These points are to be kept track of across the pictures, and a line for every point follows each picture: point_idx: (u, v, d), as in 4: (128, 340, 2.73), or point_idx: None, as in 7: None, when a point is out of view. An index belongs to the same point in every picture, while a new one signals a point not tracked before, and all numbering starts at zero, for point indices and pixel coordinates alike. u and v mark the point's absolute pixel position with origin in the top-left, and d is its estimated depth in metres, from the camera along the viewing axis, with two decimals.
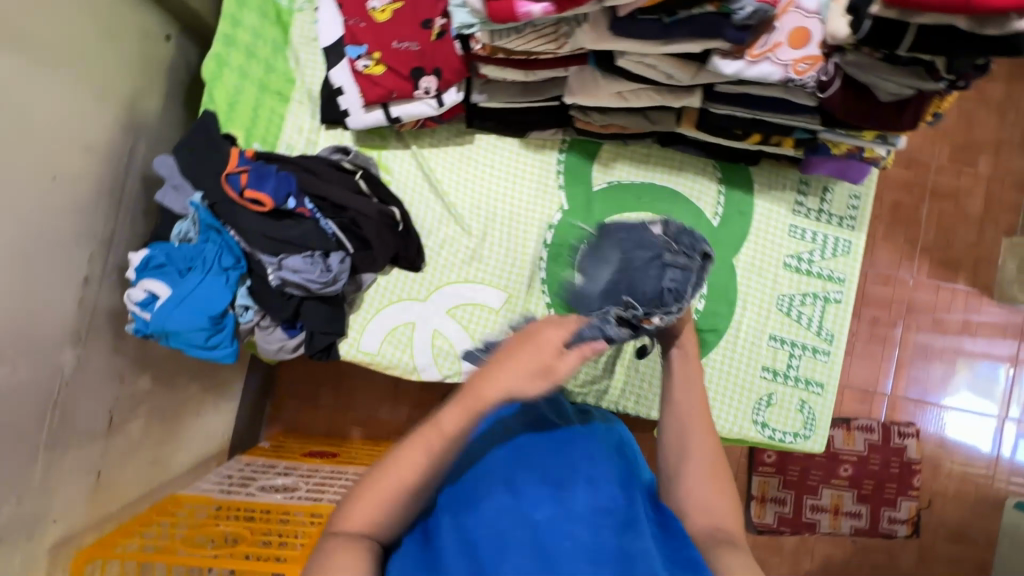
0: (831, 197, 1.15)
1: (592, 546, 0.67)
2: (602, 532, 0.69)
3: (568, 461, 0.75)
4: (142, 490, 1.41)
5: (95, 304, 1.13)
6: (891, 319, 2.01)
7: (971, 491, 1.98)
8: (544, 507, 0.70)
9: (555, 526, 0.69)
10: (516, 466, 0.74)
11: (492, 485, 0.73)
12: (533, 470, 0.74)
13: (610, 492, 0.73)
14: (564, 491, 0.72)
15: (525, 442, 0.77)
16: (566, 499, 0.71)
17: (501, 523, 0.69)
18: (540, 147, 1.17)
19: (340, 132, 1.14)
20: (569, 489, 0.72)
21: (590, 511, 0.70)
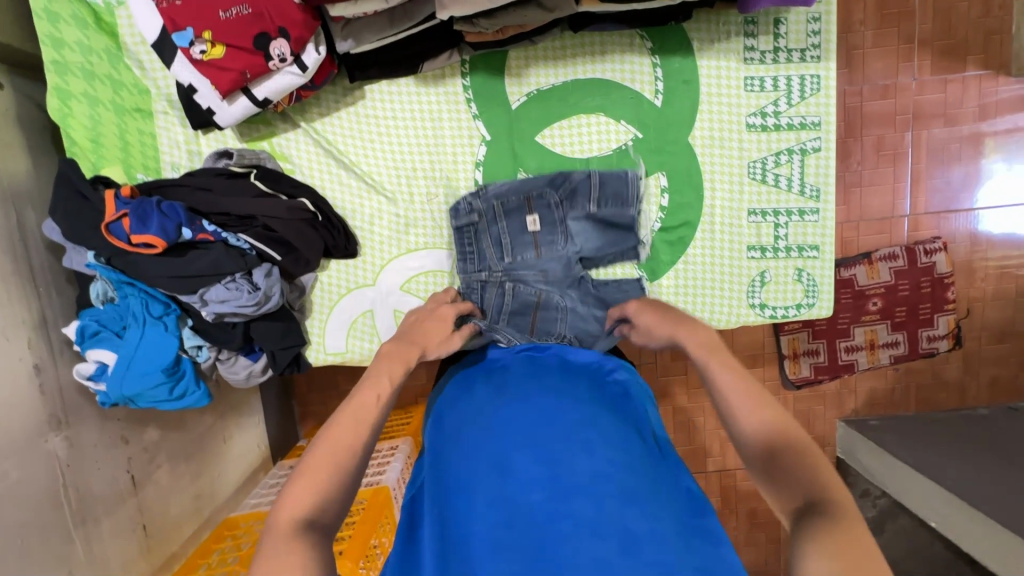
0: (786, 29, 0.97)
1: (593, 520, 0.58)
2: (605, 504, 0.60)
3: (559, 433, 0.69)
4: (195, 523, 1.49)
5: (59, 384, 1.12)
6: (897, 133, 1.81)
7: (1012, 286, 1.87)
8: (531, 491, 0.62)
9: (548, 506, 0.61)
10: (502, 449, 0.68)
11: (480, 474, 0.66)
12: (520, 454, 0.67)
13: (611, 461, 0.65)
14: (558, 466, 0.64)
15: (511, 423, 0.71)
16: (559, 473, 0.63)
17: (490, 514, 0.61)
18: (439, 78, 1.01)
19: (220, 133, 1.02)
20: (562, 464, 0.65)
21: (588, 481, 0.62)
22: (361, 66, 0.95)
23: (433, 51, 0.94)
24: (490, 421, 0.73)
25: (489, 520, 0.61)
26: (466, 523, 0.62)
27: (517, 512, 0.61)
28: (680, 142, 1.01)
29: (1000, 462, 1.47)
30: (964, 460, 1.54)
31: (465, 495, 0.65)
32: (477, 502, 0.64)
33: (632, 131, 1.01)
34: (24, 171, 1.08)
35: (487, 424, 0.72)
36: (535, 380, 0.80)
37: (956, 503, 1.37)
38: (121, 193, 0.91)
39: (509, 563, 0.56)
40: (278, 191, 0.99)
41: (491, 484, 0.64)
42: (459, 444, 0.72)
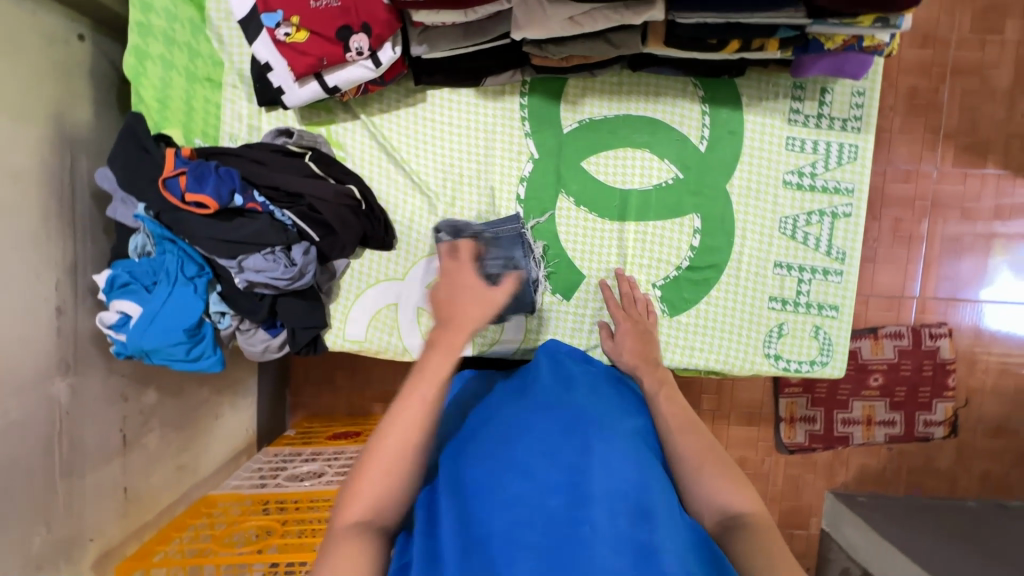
0: (831, 98, 1.02)
1: (613, 534, 0.60)
2: (625, 521, 0.62)
3: (581, 445, 0.70)
4: (174, 495, 1.46)
5: (76, 331, 1.12)
6: (915, 217, 1.87)
7: (1011, 382, 1.90)
8: (549, 495, 0.65)
9: (571, 515, 0.62)
10: (523, 455, 0.69)
11: (502, 477, 0.67)
12: (534, 457, 0.69)
13: (629, 478, 0.67)
14: (576, 475, 0.66)
15: (532, 432, 0.72)
16: (583, 486, 0.65)
17: (506, 513, 0.64)
18: (499, 94, 1.05)
19: (282, 113, 1.06)
20: (584, 473, 0.66)
21: (611, 495, 0.64)
22: (428, 71, 1.00)
23: (499, 68, 1.00)
24: (509, 429, 0.74)
25: (506, 519, 0.63)
26: (486, 523, 0.63)
27: (540, 515, 0.63)
28: (717, 188, 1.05)
29: (988, 558, 1.46)
30: (953, 550, 1.52)
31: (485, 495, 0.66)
32: (498, 503, 0.65)
33: (674, 171, 1.06)
34: (86, 120, 1.11)
35: (507, 431, 0.73)
36: (552, 390, 0.82)
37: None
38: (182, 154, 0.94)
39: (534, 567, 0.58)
40: (328, 175, 1.02)
41: (513, 486, 0.66)
42: (478, 447, 0.73)
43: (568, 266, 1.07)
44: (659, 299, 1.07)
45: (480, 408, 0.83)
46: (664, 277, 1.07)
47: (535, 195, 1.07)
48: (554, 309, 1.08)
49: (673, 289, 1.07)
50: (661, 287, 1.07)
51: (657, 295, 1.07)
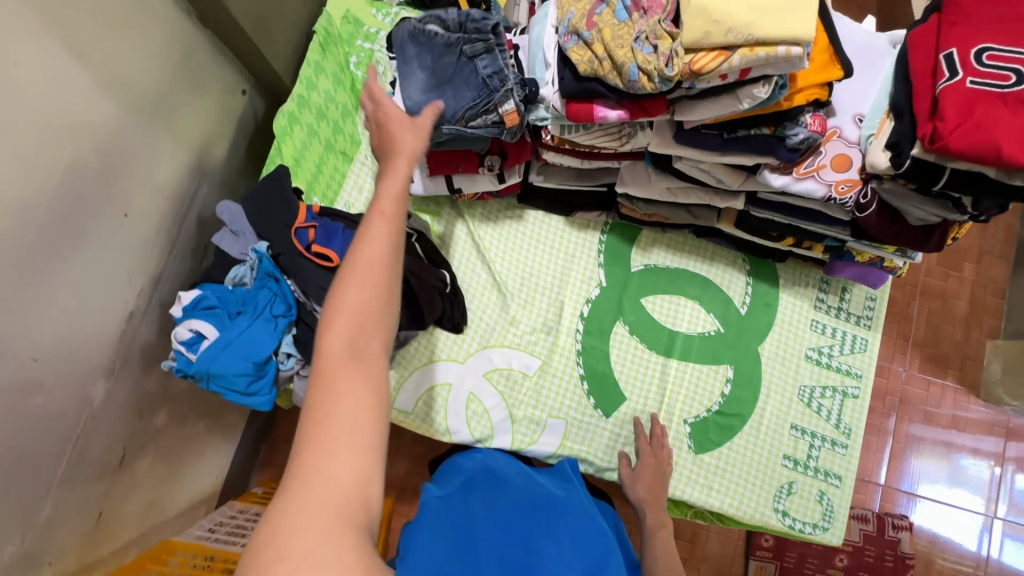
0: (850, 297, 1.23)
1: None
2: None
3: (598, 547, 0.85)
4: (135, 533, 1.35)
5: (133, 340, 1.14)
6: (885, 410, 2.08)
7: None
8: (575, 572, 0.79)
9: None
10: (556, 532, 0.85)
11: (540, 539, 0.83)
12: (569, 539, 0.85)
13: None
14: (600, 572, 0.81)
15: (565, 519, 0.89)
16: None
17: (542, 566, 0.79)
18: (584, 227, 1.24)
19: (399, 195, 1.21)
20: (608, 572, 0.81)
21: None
22: (534, 195, 1.19)
23: (593, 208, 1.20)
24: (550, 505, 0.91)
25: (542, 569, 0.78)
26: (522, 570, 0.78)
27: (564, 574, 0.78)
28: (750, 347, 1.21)
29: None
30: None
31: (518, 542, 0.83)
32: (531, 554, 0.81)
33: (717, 325, 1.22)
34: (219, 157, 1.24)
35: (548, 506, 0.91)
36: (582, 495, 0.99)
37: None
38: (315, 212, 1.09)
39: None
40: (425, 255, 1.14)
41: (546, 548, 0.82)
42: (518, 505, 0.90)
43: (614, 386, 1.18)
44: (688, 434, 1.17)
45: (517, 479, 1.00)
46: (695, 415, 1.18)
47: (596, 316, 1.21)
48: (593, 422, 1.17)
49: (701, 428, 1.18)
50: (691, 424, 1.18)
51: (686, 430, 1.17)
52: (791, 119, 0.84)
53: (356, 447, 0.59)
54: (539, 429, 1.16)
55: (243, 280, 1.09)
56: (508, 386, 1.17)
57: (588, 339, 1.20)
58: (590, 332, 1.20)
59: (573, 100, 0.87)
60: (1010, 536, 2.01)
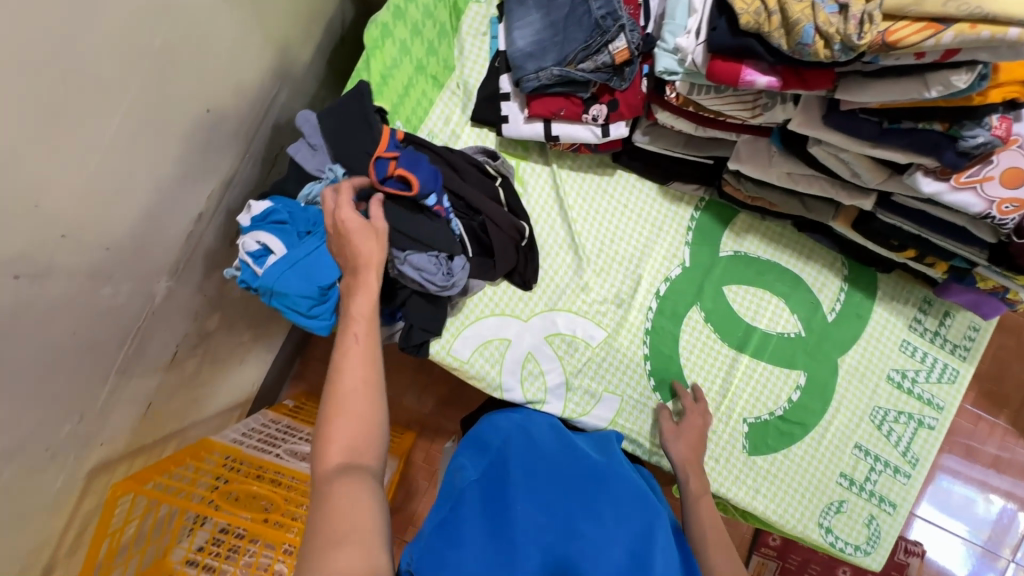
0: (950, 322, 1.13)
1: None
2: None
3: (645, 519, 0.86)
4: (178, 426, 1.39)
5: (198, 242, 1.11)
6: None
7: None
8: (614, 549, 0.81)
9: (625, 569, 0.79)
10: (596, 505, 0.86)
11: (576, 511, 0.85)
12: (608, 513, 0.85)
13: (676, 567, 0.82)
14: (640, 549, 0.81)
15: (606, 490, 0.89)
16: (641, 554, 0.81)
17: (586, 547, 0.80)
18: (677, 199, 1.14)
19: (486, 133, 1.12)
20: (648, 549, 0.81)
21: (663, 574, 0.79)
22: (633, 156, 1.09)
23: (693, 182, 1.10)
24: (587, 480, 0.90)
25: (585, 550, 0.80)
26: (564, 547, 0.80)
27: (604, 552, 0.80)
28: (829, 355, 1.14)
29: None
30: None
31: (552, 514, 0.84)
32: (566, 530, 0.82)
33: (798, 327, 1.14)
34: (302, 61, 1.16)
35: (585, 480, 0.90)
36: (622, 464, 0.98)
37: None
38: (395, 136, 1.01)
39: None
40: (505, 203, 1.08)
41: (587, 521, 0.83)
42: (554, 478, 0.89)
43: (677, 372, 1.13)
44: (745, 434, 1.12)
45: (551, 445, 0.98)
46: (757, 416, 1.13)
47: (672, 297, 1.13)
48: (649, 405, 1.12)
49: (760, 431, 1.12)
50: (750, 425, 1.12)
51: (743, 430, 1.12)
52: (974, 118, 0.71)
53: (357, 530, 0.68)
54: (592, 401, 1.12)
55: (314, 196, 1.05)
56: (570, 355, 1.12)
57: (659, 319, 1.13)
58: (662, 312, 1.14)
59: (720, 57, 0.76)
60: None
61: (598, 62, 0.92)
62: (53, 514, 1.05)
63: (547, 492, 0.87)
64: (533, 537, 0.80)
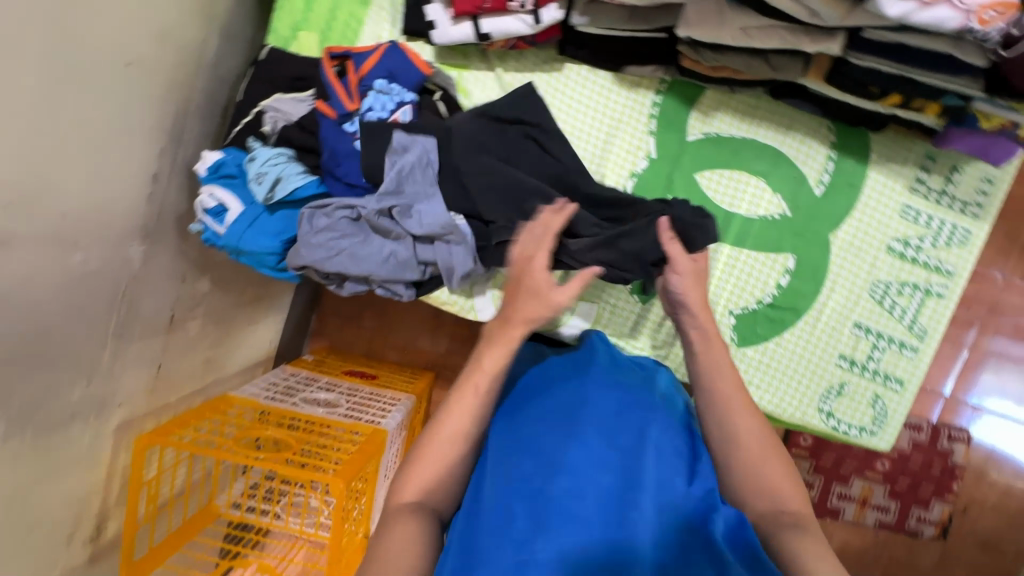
0: (959, 178, 1.02)
1: (654, 521, 0.65)
2: (665, 511, 0.67)
3: (632, 427, 0.75)
4: (197, 385, 1.48)
5: (162, 204, 1.13)
6: (966, 317, 1.85)
7: (1012, 504, 1.89)
8: (600, 473, 0.69)
9: (613, 495, 0.67)
10: (581, 428, 0.74)
11: (553, 444, 0.72)
12: (592, 435, 0.73)
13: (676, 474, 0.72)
14: (629, 462, 0.71)
15: (589, 407, 0.77)
16: (632, 467, 0.70)
17: (563, 480, 0.68)
18: (635, 84, 1.05)
19: (422, 45, 1.05)
20: (637, 460, 0.71)
21: (656, 485, 0.69)
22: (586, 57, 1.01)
23: (651, 65, 1.01)
24: (569, 405, 0.78)
25: (562, 485, 0.67)
26: (539, 487, 0.68)
27: (589, 489, 0.67)
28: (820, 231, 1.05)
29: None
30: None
31: (529, 460, 0.72)
32: (546, 475, 0.69)
33: (782, 207, 1.05)
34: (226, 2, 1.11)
35: (568, 405, 0.79)
36: (618, 377, 0.87)
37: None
38: (403, 47, 0.99)
39: (574, 538, 0.63)
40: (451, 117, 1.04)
41: (567, 454, 0.70)
42: (532, 420, 0.78)
43: None
44: (732, 326, 1.07)
45: (539, 373, 0.89)
46: (743, 306, 1.07)
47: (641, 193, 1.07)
48: (626, 306, 1.10)
49: (747, 320, 1.07)
50: (737, 316, 1.07)
51: (730, 322, 1.07)
52: None
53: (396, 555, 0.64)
54: (569, 310, 1.10)
55: (274, 196, 0.99)
56: None
57: None
58: None
59: None
60: None
61: None
62: (90, 467, 1.16)
63: (523, 436, 0.76)
64: (509, 495, 0.68)
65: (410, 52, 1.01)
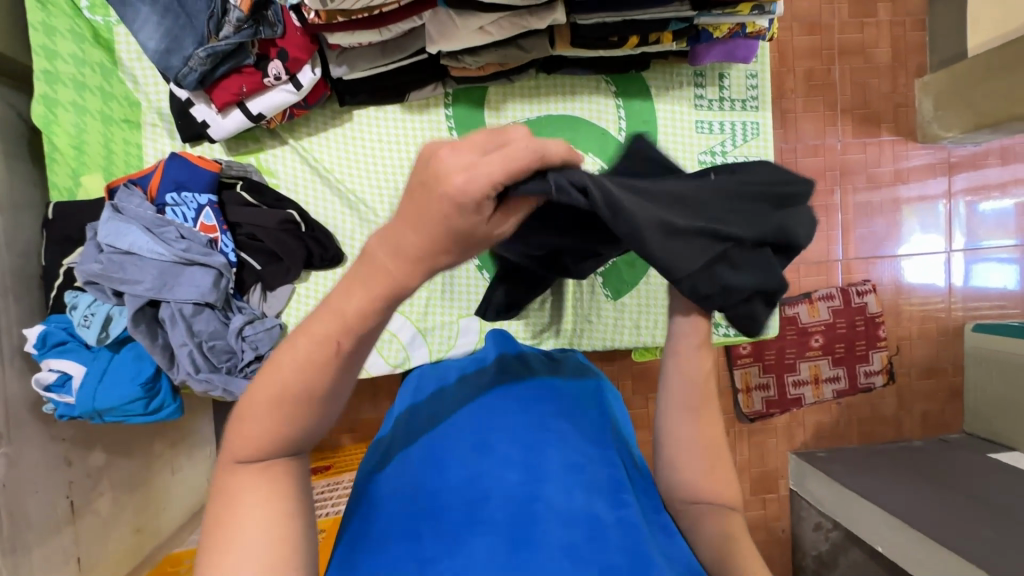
0: (729, 82, 1.12)
1: (566, 509, 0.54)
2: (578, 494, 0.56)
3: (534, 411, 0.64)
4: (136, 560, 1.37)
5: (6, 398, 1.05)
6: (828, 187, 2.02)
7: (932, 328, 2.07)
8: (509, 471, 0.57)
9: (523, 488, 0.55)
10: (477, 426, 0.61)
11: (451, 455, 0.58)
12: (501, 443, 0.59)
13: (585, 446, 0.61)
14: (537, 450, 0.59)
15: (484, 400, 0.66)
16: (541, 466, 0.57)
17: (462, 492, 0.55)
18: (423, 107, 1.09)
19: (208, 145, 1.04)
20: (545, 449, 0.59)
21: (568, 473, 0.57)
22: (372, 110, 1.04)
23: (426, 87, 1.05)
24: (465, 399, 0.66)
25: (462, 498, 0.54)
26: (432, 501, 0.54)
27: (492, 494, 0.54)
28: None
29: (969, 506, 1.56)
30: (934, 500, 1.62)
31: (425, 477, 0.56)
32: (444, 488, 0.55)
33: (598, 162, 1.12)
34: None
35: (466, 396, 0.66)
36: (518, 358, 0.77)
37: (918, 538, 1.48)
38: (183, 155, 0.97)
39: (482, 554, 0.49)
40: (263, 202, 1.03)
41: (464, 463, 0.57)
42: (426, 419, 0.64)
43: None
44: (602, 284, 1.12)
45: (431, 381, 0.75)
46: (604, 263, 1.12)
47: None
48: None
49: (613, 273, 1.13)
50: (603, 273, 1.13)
51: (600, 281, 1.12)
52: None
53: None
54: (454, 331, 1.11)
55: (109, 335, 0.95)
56: (409, 304, 1.10)
57: None
58: None
59: None
60: (969, 261, 2.06)
61: (236, 30, 0.87)
62: None
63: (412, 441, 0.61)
64: (393, 522, 0.53)
65: (192, 157, 0.99)
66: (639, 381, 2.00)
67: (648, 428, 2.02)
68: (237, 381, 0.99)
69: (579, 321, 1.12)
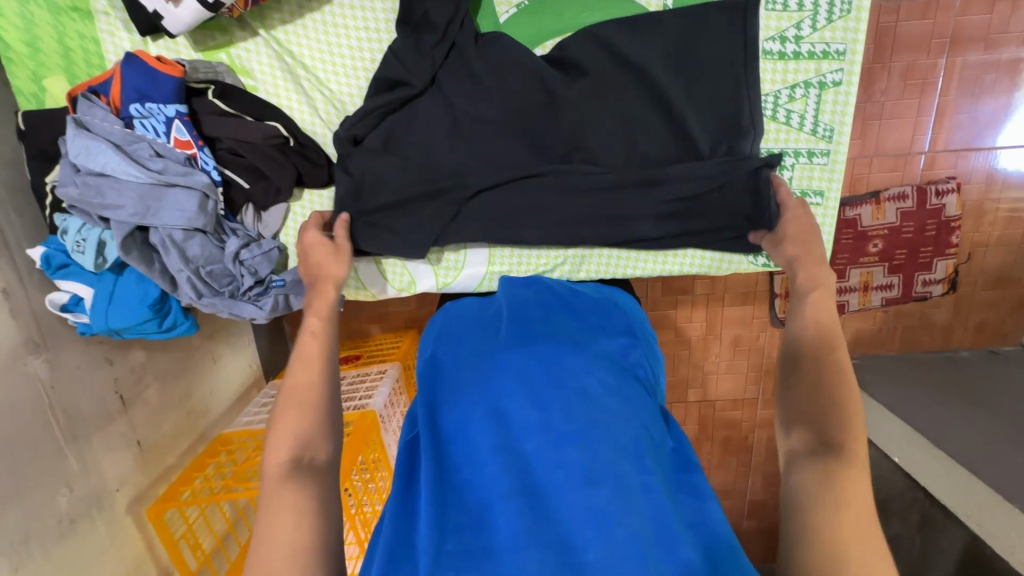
0: None
1: (588, 466, 0.65)
2: (600, 451, 0.66)
3: (564, 381, 0.74)
4: (190, 437, 1.53)
5: (35, 309, 1.09)
6: (929, 59, 1.63)
7: (1017, 232, 1.80)
8: (529, 437, 0.68)
9: (545, 453, 0.67)
10: (505, 402, 0.72)
11: (477, 428, 0.70)
12: (519, 409, 0.71)
13: (608, 411, 0.71)
14: (555, 415, 0.70)
15: (512, 373, 0.75)
16: (558, 423, 0.69)
17: (487, 461, 0.67)
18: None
19: (170, 40, 0.90)
20: (560, 415, 0.70)
21: (586, 431, 0.68)
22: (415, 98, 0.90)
23: (435, 10, 0.86)
24: (488, 372, 0.77)
25: (487, 467, 0.66)
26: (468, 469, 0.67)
27: (512, 462, 0.66)
28: (706, 60, 0.89)
29: (1000, 421, 1.49)
30: (962, 415, 1.55)
31: (454, 448, 0.70)
32: (475, 459, 0.68)
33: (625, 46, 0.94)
34: None
35: (491, 369, 0.77)
36: (535, 319, 0.86)
37: (937, 454, 1.45)
38: (139, 55, 0.83)
39: (508, 519, 0.62)
40: (242, 111, 0.91)
41: (491, 436, 0.68)
42: (456, 391, 0.76)
43: None
44: None
45: (465, 349, 0.83)
46: None
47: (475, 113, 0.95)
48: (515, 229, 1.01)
49: None
50: None
51: None
52: None
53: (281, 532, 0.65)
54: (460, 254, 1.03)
55: (107, 259, 0.93)
56: None
57: None
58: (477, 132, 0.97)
59: None
60: None
61: None
62: (120, 549, 1.26)
63: (445, 414, 0.74)
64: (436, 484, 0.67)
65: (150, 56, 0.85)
66: (671, 283, 1.91)
67: (674, 329, 1.98)
68: (242, 305, 0.98)
69: (595, 246, 1.00)
